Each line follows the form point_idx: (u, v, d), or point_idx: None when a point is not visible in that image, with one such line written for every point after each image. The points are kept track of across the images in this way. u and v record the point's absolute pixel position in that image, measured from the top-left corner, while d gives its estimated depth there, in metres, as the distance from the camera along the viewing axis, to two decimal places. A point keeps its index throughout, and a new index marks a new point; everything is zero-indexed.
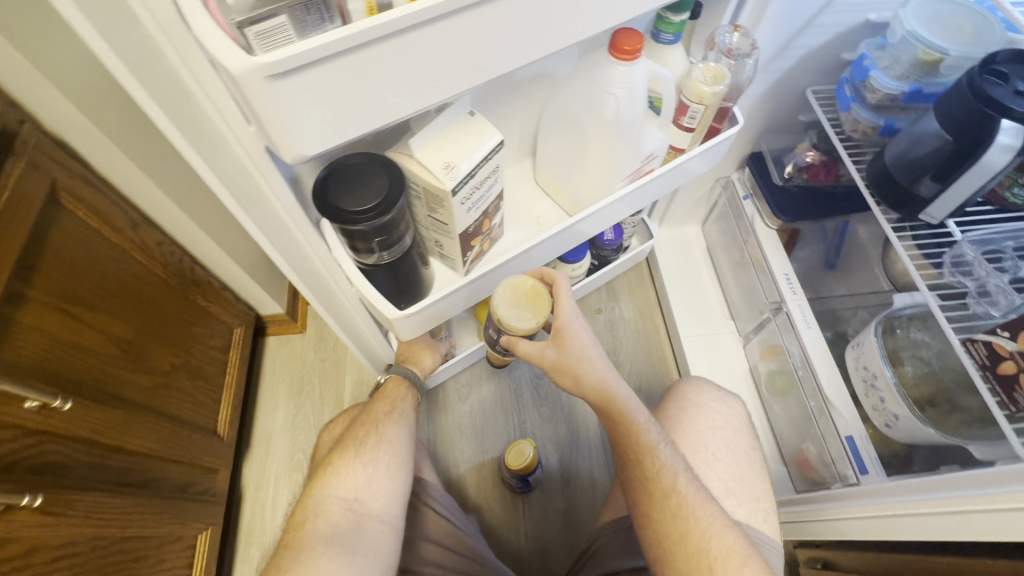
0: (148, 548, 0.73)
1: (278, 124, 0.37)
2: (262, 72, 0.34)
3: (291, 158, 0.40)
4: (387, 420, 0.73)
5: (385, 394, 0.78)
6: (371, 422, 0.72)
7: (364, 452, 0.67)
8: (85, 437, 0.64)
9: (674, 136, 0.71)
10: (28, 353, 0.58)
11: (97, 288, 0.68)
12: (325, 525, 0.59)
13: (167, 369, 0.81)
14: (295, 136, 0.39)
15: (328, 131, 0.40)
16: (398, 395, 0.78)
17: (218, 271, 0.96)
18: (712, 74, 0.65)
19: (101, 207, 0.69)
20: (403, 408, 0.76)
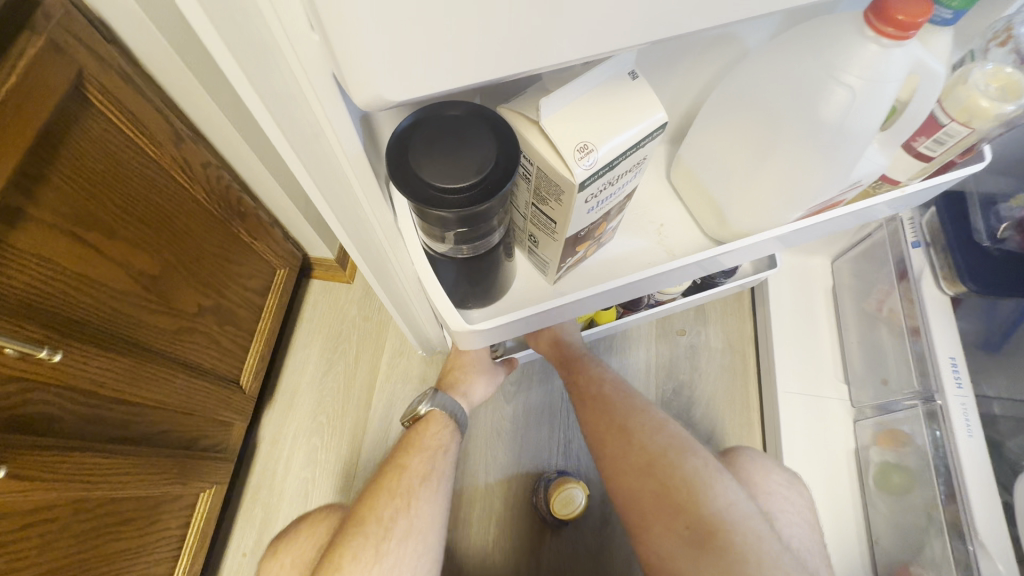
0: (143, 508, 0.66)
1: (351, 43, 0.21)
2: None
3: (363, 104, 0.25)
4: (421, 493, 0.64)
5: (425, 438, 0.71)
6: (401, 496, 0.64)
7: (387, 546, 0.59)
8: (82, 387, 0.54)
9: (892, 163, 0.48)
10: (20, 285, 0.47)
11: (121, 211, 0.57)
12: None
13: (193, 310, 0.71)
14: (375, 63, 0.22)
15: (429, 70, 0.23)
16: (440, 441, 0.71)
17: (267, 205, 0.84)
18: (1001, 85, 0.42)
19: (140, 111, 0.56)
20: (440, 473, 0.67)
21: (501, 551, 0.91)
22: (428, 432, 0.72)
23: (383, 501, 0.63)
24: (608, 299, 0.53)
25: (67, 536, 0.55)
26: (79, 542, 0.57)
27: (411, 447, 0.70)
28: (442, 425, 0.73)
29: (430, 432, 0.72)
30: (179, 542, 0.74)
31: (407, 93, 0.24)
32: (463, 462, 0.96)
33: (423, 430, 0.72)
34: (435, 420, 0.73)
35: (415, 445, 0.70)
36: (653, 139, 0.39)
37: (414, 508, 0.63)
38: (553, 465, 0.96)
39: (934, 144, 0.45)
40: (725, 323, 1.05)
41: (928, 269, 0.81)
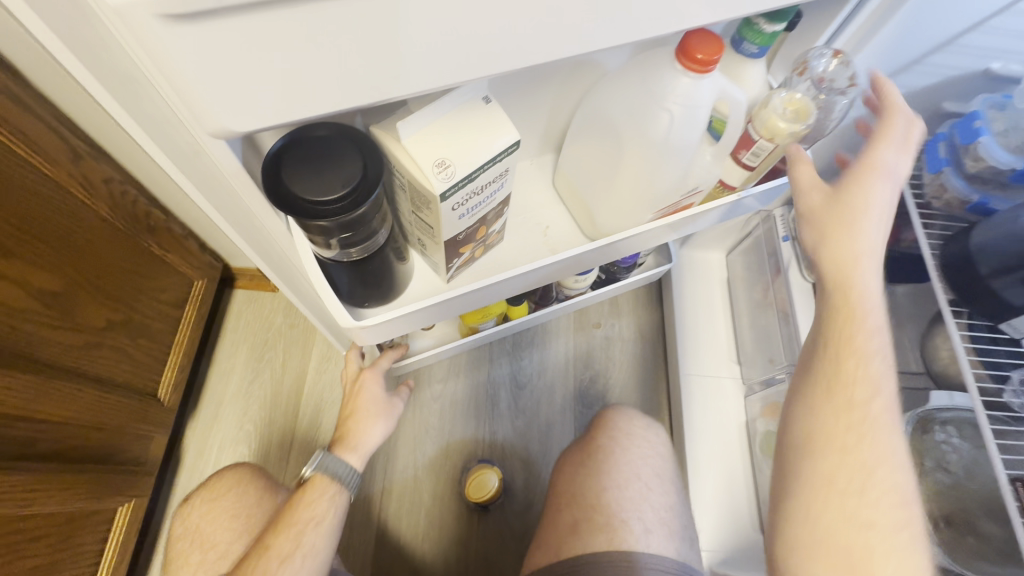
0: (52, 526, 0.65)
1: (190, 87, 0.26)
2: (149, 9, 0.22)
3: (211, 131, 0.29)
4: (280, 570, 0.59)
5: (298, 512, 0.63)
6: (262, 570, 0.59)
7: None
8: None
9: (726, 170, 0.57)
10: None
11: (16, 230, 0.57)
12: None
13: (101, 326, 0.71)
14: (217, 105, 0.27)
15: (264, 107, 0.28)
16: (312, 514, 0.63)
17: (180, 217, 0.84)
18: (795, 108, 0.52)
19: (31, 132, 0.57)
20: (309, 546, 0.62)
21: (429, 540, 0.95)
22: (305, 501, 0.64)
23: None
24: (496, 294, 0.59)
25: None
26: None
27: (281, 523, 0.62)
28: (324, 491, 0.65)
29: (306, 504, 0.64)
30: (94, 558, 0.74)
31: (247, 124, 0.29)
32: (391, 458, 1.00)
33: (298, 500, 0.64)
34: (316, 485, 0.65)
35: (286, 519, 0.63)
36: (509, 154, 0.46)
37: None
38: (478, 455, 1.01)
39: (752, 156, 0.53)
40: (635, 315, 1.14)
41: (795, 261, 0.92)
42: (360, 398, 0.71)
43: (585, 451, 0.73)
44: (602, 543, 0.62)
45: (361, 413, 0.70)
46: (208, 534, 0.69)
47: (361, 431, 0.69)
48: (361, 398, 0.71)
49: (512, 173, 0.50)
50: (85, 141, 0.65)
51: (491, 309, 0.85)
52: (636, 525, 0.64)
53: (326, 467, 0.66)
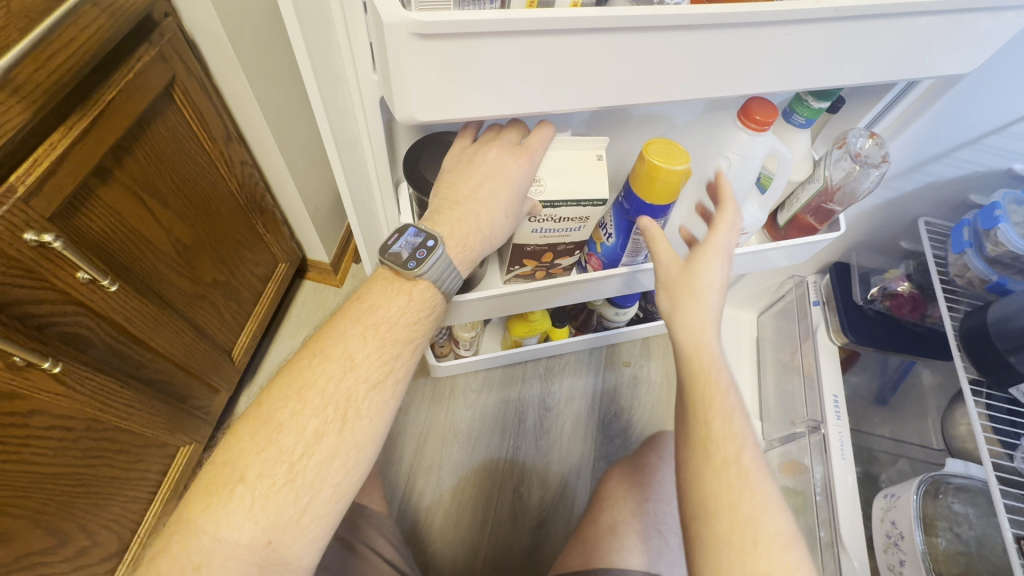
0: (134, 445, 0.74)
1: (405, 88, 0.37)
2: (408, 27, 0.33)
3: (401, 118, 0.39)
4: (393, 307, 0.48)
5: (377, 311, 0.47)
6: (373, 309, 0.48)
7: (327, 395, 0.44)
8: (117, 321, 0.65)
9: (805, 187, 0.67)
10: (95, 229, 0.59)
11: (175, 187, 0.70)
12: (269, 442, 0.42)
13: (208, 281, 0.83)
14: (414, 100, 0.37)
15: (448, 108, 0.38)
16: (401, 302, 0.48)
17: (282, 205, 0.98)
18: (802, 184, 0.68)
19: (206, 113, 0.72)
20: (398, 339, 0.48)
21: (443, 539, 0.99)
22: (372, 341, 0.46)
23: (321, 362, 0.45)
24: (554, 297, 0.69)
25: (75, 447, 0.63)
26: (81, 457, 0.65)
27: (358, 315, 0.47)
28: (415, 301, 0.49)
29: (373, 343, 0.46)
30: (154, 488, 0.81)
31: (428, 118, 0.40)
32: (419, 455, 1.06)
33: (372, 285, 0.49)
34: (418, 292, 0.49)
35: (347, 303, 0.49)
36: (595, 205, 0.55)
37: (302, 476, 0.42)
38: (501, 466, 1.06)
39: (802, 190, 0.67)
40: (665, 360, 1.20)
41: (823, 325, 0.98)
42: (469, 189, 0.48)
43: (634, 466, 0.80)
44: (636, 550, 0.70)
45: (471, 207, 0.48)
46: None
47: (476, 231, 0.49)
48: (474, 181, 0.48)
49: (592, 225, 0.59)
50: (236, 128, 0.79)
51: (538, 326, 0.94)
52: (676, 541, 0.72)
53: (435, 268, 0.48)
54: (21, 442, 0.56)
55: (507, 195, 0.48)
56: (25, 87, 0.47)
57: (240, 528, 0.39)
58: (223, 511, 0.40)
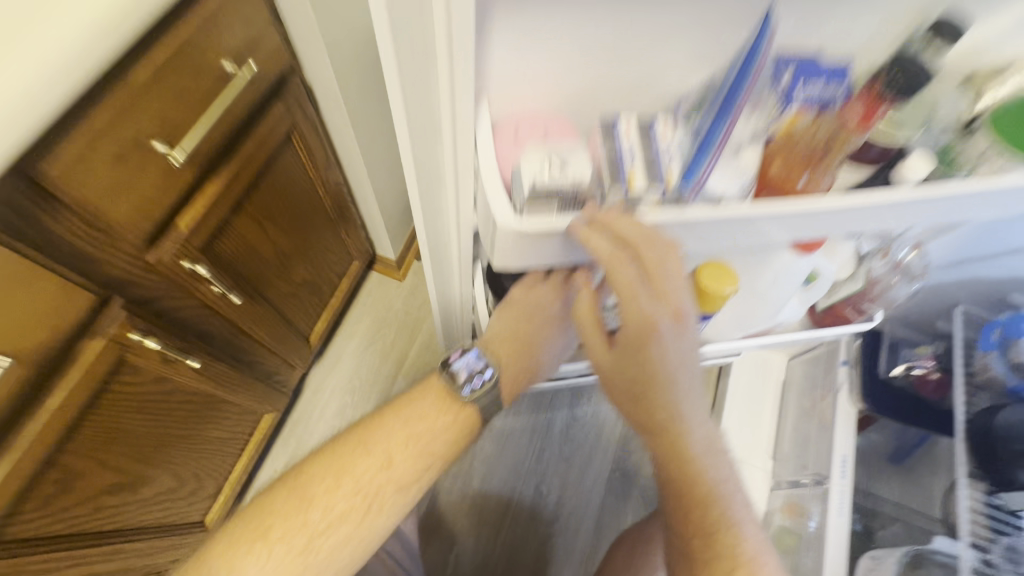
0: (234, 413, 0.91)
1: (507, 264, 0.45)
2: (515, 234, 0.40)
3: None
4: (438, 425, 0.60)
5: (422, 427, 0.59)
6: (422, 421, 0.59)
7: (365, 480, 0.57)
8: (234, 319, 0.80)
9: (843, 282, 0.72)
10: (227, 251, 0.73)
11: (285, 211, 0.84)
12: (311, 505, 0.55)
13: (299, 282, 0.97)
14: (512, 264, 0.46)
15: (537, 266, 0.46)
16: (445, 421, 0.60)
17: (362, 213, 1.11)
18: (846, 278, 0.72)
19: (313, 147, 0.84)
20: (435, 454, 0.59)
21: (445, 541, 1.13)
22: (411, 449, 0.58)
23: (367, 453, 0.58)
24: None
25: (196, 416, 0.80)
26: (198, 422, 0.81)
27: (409, 424, 0.59)
28: (454, 421, 0.60)
29: (410, 452, 0.58)
30: (242, 445, 0.99)
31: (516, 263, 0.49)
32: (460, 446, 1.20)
33: (422, 396, 0.61)
34: (458, 415, 0.60)
35: (400, 410, 0.60)
36: None
37: (322, 542, 0.54)
38: (525, 466, 1.19)
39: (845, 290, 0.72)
40: None
41: (847, 385, 1.02)
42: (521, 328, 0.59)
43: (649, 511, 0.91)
44: None
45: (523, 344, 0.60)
46: None
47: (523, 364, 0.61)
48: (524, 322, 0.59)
49: None
50: (334, 155, 0.92)
51: None
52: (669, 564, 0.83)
53: (480, 398, 0.60)
54: (161, 414, 0.71)
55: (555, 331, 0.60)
56: (196, 153, 0.60)
57: (268, 564, 0.52)
58: (263, 548, 0.52)
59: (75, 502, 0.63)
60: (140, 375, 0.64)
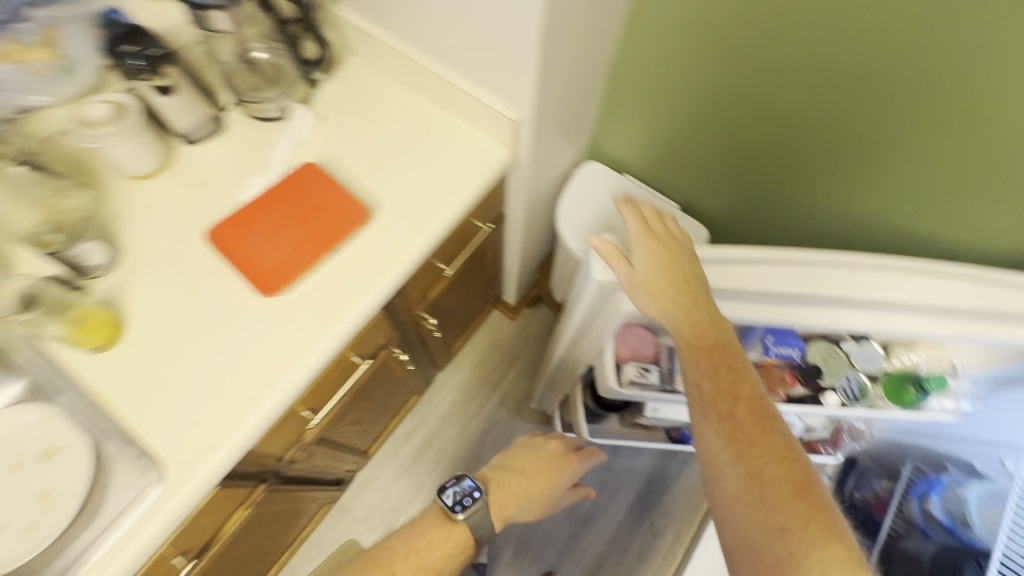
0: (407, 390, 1.47)
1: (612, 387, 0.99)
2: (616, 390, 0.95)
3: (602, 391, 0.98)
4: (438, 544, 0.92)
5: (428, 546, 0.91)
6: (427, 543, 0.92)
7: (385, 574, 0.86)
8: (431, 341, 1.35)
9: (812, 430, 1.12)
10: (443, 306, 1.28)
11: (472, 283, 1.38)
12: None
13: (461, 319, 1.52)
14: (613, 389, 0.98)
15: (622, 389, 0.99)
16: (444, 539, 0.93)
17: (505, 278, 1.64)
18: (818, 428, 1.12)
19: (497, 248, 1.37)
20: (443, 545, 0.92)
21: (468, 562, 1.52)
22: (414, 561, 0.89)
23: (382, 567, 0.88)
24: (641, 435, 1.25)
25: (395, 389, 1.36)
26: (394, 393, 1.38)
27: (413, 553, 0.90)
28: (451, 540, 0.93)
29: (410, 566, 0.89)
30: (400, 409, 1.55)
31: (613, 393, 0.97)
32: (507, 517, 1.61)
33: (426, 529, 0.93)
34: (453, 534, 0.93)
35: (413, 537, 0.92)
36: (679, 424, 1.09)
37: None
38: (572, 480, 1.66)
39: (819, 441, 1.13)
40: None
41: None
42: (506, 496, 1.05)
43: None
44: None
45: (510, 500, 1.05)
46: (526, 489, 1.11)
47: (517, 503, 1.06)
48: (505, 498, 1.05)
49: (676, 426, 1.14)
50: (505, 249, 1.45)
51: None
52: None
53: (471, 519, 0.94)
54: (386, 386, 1.26)
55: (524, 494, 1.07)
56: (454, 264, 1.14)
57: None
58: None
59: (346, 423, 1.19)
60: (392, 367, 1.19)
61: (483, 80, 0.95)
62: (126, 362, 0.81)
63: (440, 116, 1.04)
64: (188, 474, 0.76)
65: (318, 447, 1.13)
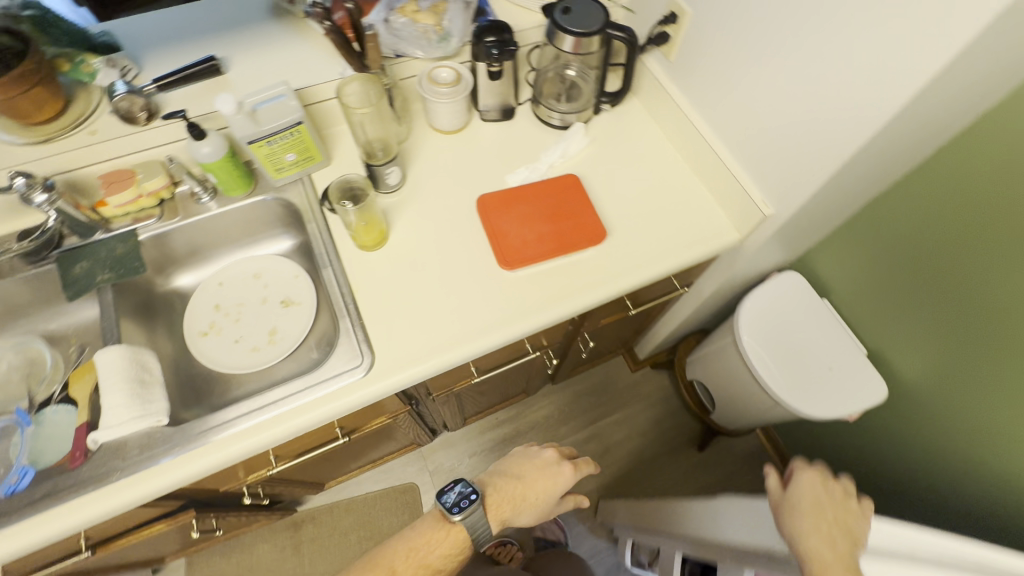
0: (525, 387, 1.59)
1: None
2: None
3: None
4: (438, 544, 0.87)
5: (430, 544, 0.87)
6: (426, 542, 0.87)
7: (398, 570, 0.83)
8: (573, 358, 1.45)
9: None
10: (601, 336, 1.37)
11: (630, 327, 1.46)
12: None
13: (599, 351, 1.60)
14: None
15: None
16: (442, 544, 0.87)
17: (650, 332, 1.69)
18: None
19: (667, 307, 1.44)
20: (439, 542, 0.87)
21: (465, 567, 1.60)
22: (414, 560, 0.85)
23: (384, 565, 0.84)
24: None
25: (522, 382, 1.48)
26: (519, 384, 1.50)
27: (412, 552, 0.86)
28: (452, 537, 0.88)
29: (412, 564, 0.84)
30: (507, 399, 1.68)
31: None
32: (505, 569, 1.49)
33: (427, 530, 0.88)
34: (454, 533, 0.88)
35: (414, 541, 0.87)
36: None
37: None
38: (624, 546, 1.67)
39: None
40: None
41: None
42: (495, 500, 0.96)
43: None
44: None
45: (503, 506, 0.96)
46: (531, 490, 0.99)
47: (512, 509, 0.96)
48: (494, 502, 0.96)
49: None
50: (670, 311, 1.50)
51: None
52: None
53: (468, 521, 0.88)
54: (520, 376, 1.38)
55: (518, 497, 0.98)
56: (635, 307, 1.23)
57: None
58: None
59: (478, 391, 1.33)
60: (538, 363, 1.31)
61: (752, 168, 1.01)
62: (379, 266, 1.00)
63: (693, 180, 1.12)
64: (389, 372, 0.91)
65: (449, 399, 1.27)
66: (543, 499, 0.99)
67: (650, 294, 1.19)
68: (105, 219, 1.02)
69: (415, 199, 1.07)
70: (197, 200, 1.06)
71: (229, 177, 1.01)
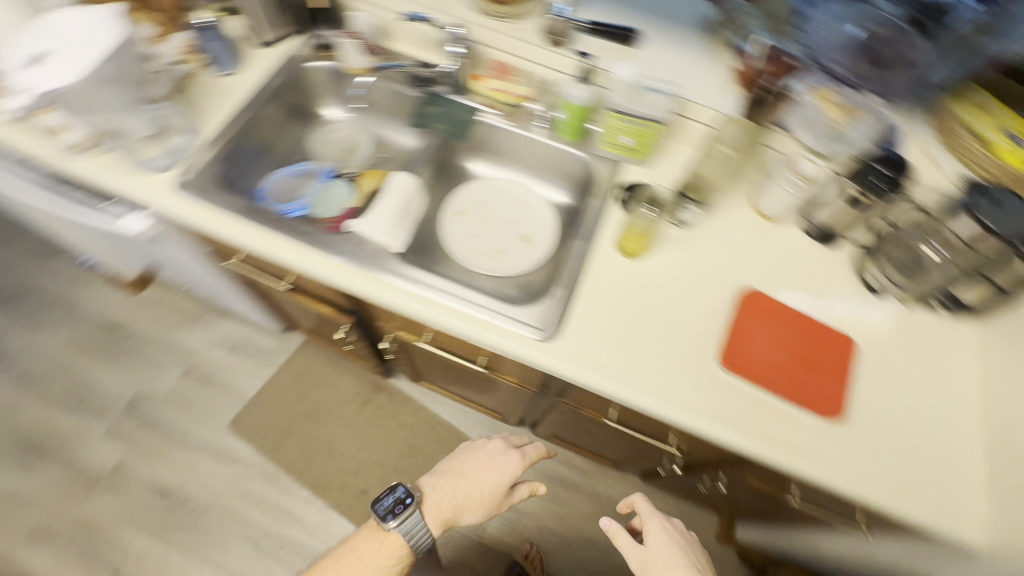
0: (621, 461, 1.51)
1: None
2: None
3: None
4: (382, 549, 0.95)
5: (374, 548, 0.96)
6: (368, 545, 0.96)
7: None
8: (687, 482, 1.32)
9: None
10: (733, 490, 1.22)
11: (762, 509, 1.27)
12: None
13: (709, 497, 1.44)
14: None
15: None
16: (384, 551, 0.95)
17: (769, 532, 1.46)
18: None
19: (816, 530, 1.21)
20: (385, 545, 0.96)
21: (443, 557, 1.64)
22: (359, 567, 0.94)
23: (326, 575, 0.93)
24: None
25: (625, 456, 1.41)
26: (620, 454, 1.43)
27: (352, 557, 0.95)
28: (393, 543, 0.96)
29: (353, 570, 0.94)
30: (596, 455, 1.61)
31: None
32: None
33: (365, 537, 0.97)
34: (389, 541, 0.96)
35: (355, 546, 0.97)
36: None
37: None
38: None
39: None
40: None
41: None
42: (439, 506, 1.00)
43: None
44: None
45: (450, 512, 1.00)
46: (476, 484, 1.04)
47: (463, 511, 1.01)
48: (436, 505, 1.00)
49: None
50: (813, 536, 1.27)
51: None
52: None
53: (404, 526, 0.96)
54: (631, 451, 1.31)
55: (473, 495, 1.03)
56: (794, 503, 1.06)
57: None
58: None
59: (590, 430, 1.30)
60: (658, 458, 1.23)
61: None
62: (618, 273, 1.02)
63: (975, 447, 0.89)
64: (558, 357, 0.94)
65: (565, 413, 1.26)
66: (490, 497, 1.03)
67: (822, 504, 1.02)
68: (467, 87, 1.19)
69: (689, 246, 1.05)
70: (534, 121, 1.18)
71: (574, 120, 1.10)
